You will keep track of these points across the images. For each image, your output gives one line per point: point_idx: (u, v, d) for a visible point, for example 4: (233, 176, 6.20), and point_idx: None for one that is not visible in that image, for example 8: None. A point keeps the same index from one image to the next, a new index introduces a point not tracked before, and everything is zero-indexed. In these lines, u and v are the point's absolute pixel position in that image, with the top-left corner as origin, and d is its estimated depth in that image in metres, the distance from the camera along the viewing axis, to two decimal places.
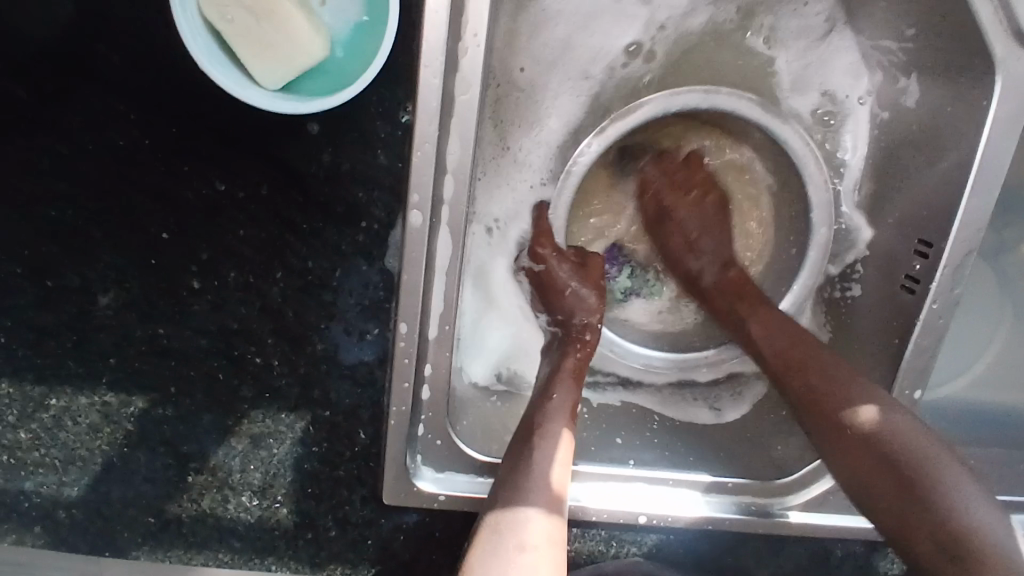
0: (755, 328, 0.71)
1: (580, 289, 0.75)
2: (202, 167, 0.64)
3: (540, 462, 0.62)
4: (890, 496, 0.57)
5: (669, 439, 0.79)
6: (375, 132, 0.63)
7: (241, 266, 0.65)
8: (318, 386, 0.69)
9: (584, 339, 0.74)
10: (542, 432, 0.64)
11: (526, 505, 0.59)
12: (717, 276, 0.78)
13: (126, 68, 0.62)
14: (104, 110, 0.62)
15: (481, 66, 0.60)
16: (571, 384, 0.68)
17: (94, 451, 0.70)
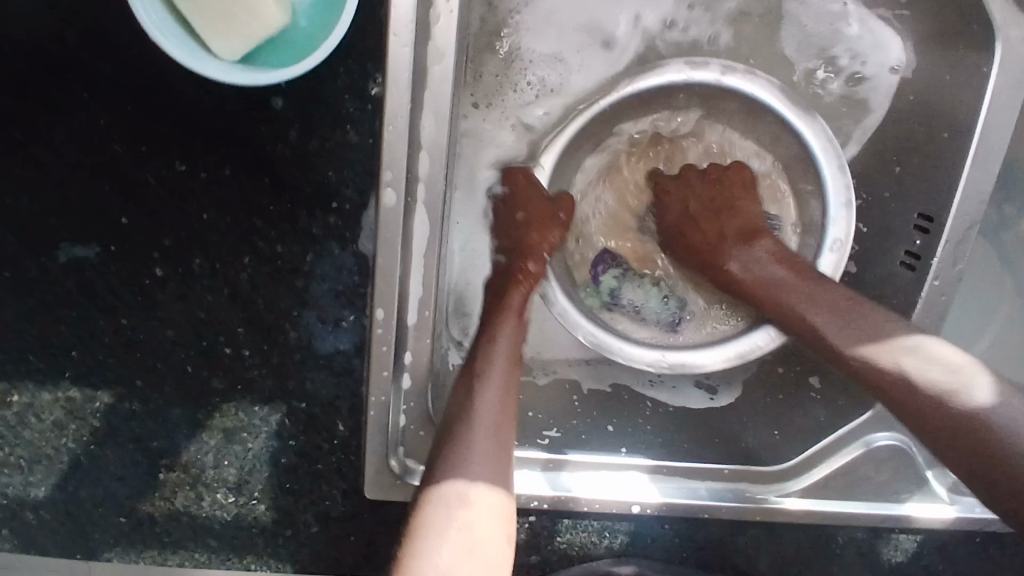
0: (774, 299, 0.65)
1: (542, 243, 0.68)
2: (162, 148, 0.60)
3: (481, 420, 0.55)
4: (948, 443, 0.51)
5: (663, 430, 0.77)
6: (344, 107, 0.59)
7: (206, 252, 0.62)
8: (293, 377, 0.66)
9: (526, 270, 0.66)
10: (479, 387, 0.57)
11: (470, 464, 0.52)
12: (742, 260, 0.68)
13: (78, 43, 0.58)
14: (56, 87, 0.59)
15: (455, 34, 0.56)
16: (513, 322, 0.62)
17: (61, 449, 0.67)
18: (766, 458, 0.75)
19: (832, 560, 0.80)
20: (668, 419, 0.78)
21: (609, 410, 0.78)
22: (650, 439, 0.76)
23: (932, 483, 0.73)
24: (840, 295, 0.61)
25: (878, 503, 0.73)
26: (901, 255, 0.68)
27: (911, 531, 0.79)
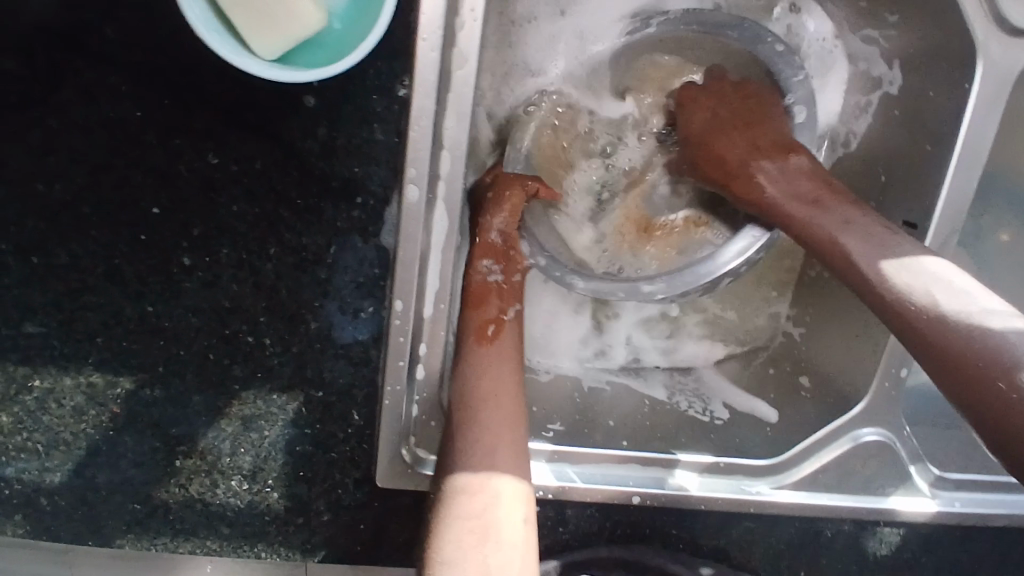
0: (790, 206, 0.65)
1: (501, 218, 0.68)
2: (195, 141, 0.63)
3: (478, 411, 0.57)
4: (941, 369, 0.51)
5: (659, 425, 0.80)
6: (372, 106, 0.62)
7: (233, 242, 0.64)
8: (312, 365, 0.68)
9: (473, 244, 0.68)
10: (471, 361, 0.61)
11: (468, 431, 0.56)
12: (777, 168, 0.68)
13: (118, 39, 0.60)
14: (94, 80, 0.61)
15: (479, 41, 0.60)
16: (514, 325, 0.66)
17: (78, 435, 0.69)
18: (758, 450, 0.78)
19: (820, 553, 0.84)
20: (665, 413, 0.81)
21: (609, 407, 0.81)
22: (648, 433, 0.79)
23: (915, 478, 0.77)
24: (875, 224, 0.60)
25: (862, 494, 0.76)
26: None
27: (897, 525, 0.83)
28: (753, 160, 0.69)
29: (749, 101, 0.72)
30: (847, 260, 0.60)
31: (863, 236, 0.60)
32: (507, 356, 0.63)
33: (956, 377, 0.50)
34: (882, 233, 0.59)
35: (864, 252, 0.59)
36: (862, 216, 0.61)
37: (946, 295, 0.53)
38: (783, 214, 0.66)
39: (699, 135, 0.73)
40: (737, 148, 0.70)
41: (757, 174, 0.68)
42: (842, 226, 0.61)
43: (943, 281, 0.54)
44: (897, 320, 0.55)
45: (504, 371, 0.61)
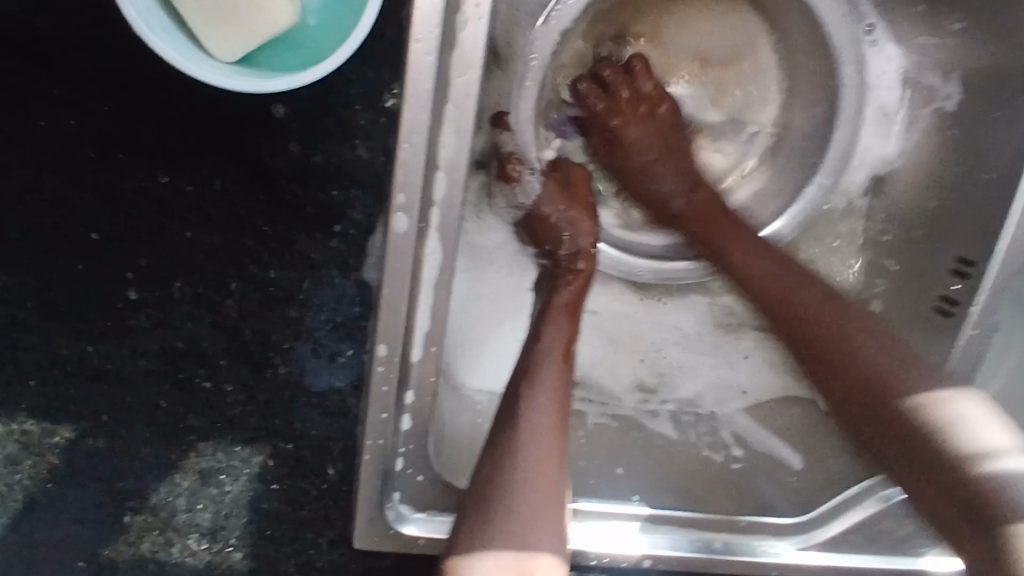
0: (696, 225, 0.65)
1: (568, 213, 0.65)
2: (143, 155, 0.53)
3: (533, 452, 0.52)
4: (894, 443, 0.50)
5: (670, 471, 0.69)
6: (355, 120, 0.53)
7: (189, 275, 0.55)
8: (281, 416, 0.59)
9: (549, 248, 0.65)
10: (530, 390, 0.55)
11: (516, 475, 0.51)
12: (686, 202, 0.66)
13: (54, 33, 0.51)
14: (26, 82, 0.51)
15: (484, 43, 0.50)
16: (565, 320, 0.60)
17: (14, 485, 0.58)
18: (782, 505, 0.68)
19: None
20: (677, 455, 0.70)
21: (615, 446, 0.70)
22: (661, 483, 0.68)
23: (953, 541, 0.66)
24: (768, 249, 0.61)
25: (897, 556, 0.66)
26: (936, 298, 0.60)
27: None
28: (674, 197, 0.66)
29: (663, 110, 0.67)
30: (770, 285, 0.59)
31: (774, 272, 0.59)
32: (570, 396, 0.57)
33: (943, 482, 0.47)
34: (788, 266, 0.59)
35: (768, 273, 0.59)
36: (771, 249, 0.61)
37: (969, 431, 0.47)
38: (689, 232, 0.65)
39: (617, 149, 0.68)
40: (664, 188, 0.67)
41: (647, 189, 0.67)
42: (730, 247, 0.62)
43: (975, 423, 0.48)
44: (800, 322, 0.56)
45: (565, 410, 0.55)
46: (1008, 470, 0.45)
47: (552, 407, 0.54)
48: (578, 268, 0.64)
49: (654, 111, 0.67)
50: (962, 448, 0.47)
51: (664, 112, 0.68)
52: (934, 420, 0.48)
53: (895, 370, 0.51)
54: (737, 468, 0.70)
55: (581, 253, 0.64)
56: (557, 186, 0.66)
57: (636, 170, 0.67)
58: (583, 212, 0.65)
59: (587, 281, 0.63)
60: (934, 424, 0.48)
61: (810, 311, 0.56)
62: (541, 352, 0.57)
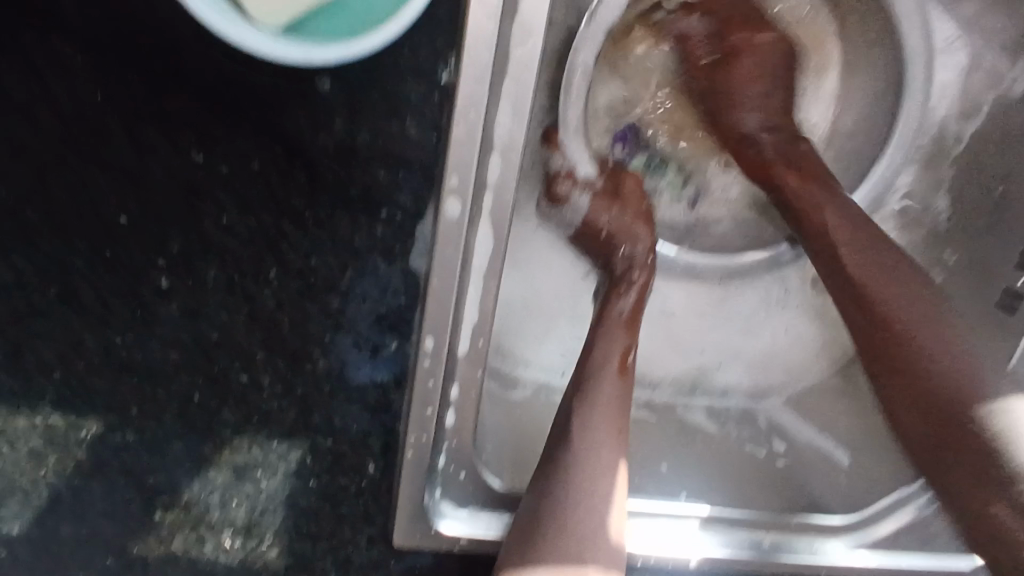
0: (789, 178, 0.61)
1: (619, 219, 0.61)
2: (172, 132, 0.49)
3: (590, 466, 0.50)
4: (926, 435, 0.50)
5: (717, 466, 0.65)
6: (404, 96, 0.49)
7: (224, 262, 0.51)
8: (319, 410, 0.56)
9: (612, 264, 0.62)
10: (583, 402, 0.53)
11: (567, 492, 0.49)
12: (777, 149, 0.63)
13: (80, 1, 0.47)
14: (47, 51, 0.47)
15: (547, 9, 0.46)
16: (623, 330, 0.58)
17: (38, 481, 0.55)
18: (832, 503, 0.64)
19: None
20: (722, 451, 0.67)
21: (657, 441, 0.66)
22: (708, 480, 0.64)
23: None
24: (856, 210, 0.58)
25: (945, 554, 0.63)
26: (999, 292, 0.60)
27: None
28: (759, 132, 0.65)
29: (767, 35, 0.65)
30: (921, 313, 0.52)
31: (868, 256, 0.55)
32: (626, 407, 0.54)
33: (976, 480, 0.48)
34: (876, 235, 0.56)
35: (856, 248, 0.55)
36: (870, 223, 0.57)
37: None
38: (774, 176, 0.62)
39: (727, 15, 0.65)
40: (752, 121, 0.65)
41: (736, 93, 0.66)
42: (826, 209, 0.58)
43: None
44: (888, 348, 0.52)
45: (622, 422, 0.52)
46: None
47: (610, 419, 0.52)
48: (634, 278, 0.61)
49: (732, 57, 0.66)
50: (1009, 457, 0.47)
51: (755, 91, 0.65)
52: (979, 418, 0.48)
53: (952, 349, 0.50)
54: (782, 465, 0.66)
55: (639, 262, 0.61)
56: (605, 196, 0.62)
57: (736, 98, 0.66)
58: (636, 219, 0.62)
59: (645, 290, 0.60)
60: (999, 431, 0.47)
61: (900, 307, 0.53)
62: (597, 362, 0.55)
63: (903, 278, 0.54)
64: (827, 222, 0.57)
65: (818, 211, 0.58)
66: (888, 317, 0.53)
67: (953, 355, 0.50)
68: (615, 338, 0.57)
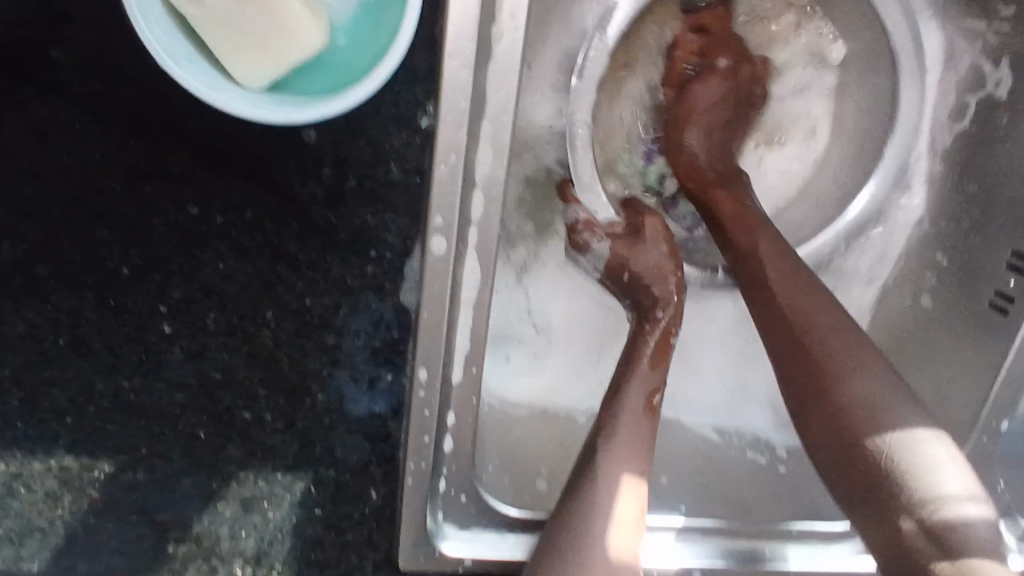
0: (726, 203, 0.58)
1: (638, 250, 0.59)
2: (171, 186, 0.52)
3: (612, 474, 0.52)
4: (844, 453, 0.49)
5: (716, 476, 0.67)
6: (388, 141, 0.52)
7: (223, 306, 0.54)
8: (321, 442, 0.57)
9: (646, 309, 0.59)
10: (606, 443, 0.53)
11: (586, 536, 0.50)
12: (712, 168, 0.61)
13: (87, 74, 0.51)
14: (56, 119, 0.51)
15: (521, 52, 0.48)
16: (659, 362, 0.57)
17: (54, 521, 0.56)
18: (832, 510, 0.65)
19: None
20: (720, 460, 0.68)
21: (657, 454, 0.67)
22: (708, 491, 0.65)
23: None
24: (785, 243, 0.56)
25: None
26: (991, 295, 0.58)
27: None
28: (705, 156, 0.61)
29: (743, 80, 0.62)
30: (848, 334, 0.51)
31: (797, 283, 0.53)
32: (651, 453, 0.54)
33: (884, 508, 0.47)
34: (799, 280, 0.54)
35: (781, 268, 0.54)
36: (795, 256, 0.55)
37: (947, 475, 0.47)
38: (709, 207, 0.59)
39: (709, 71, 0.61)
40: (695, 142, 0.61)
41: (686, 143, 0.62)
42: (763, 236, 0.56)
43: (940, 469, 0.47)
44: (816, 359, 0.51)
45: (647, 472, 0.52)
46: (965, 516, 0.46)
47: (640, 426, 0.54)
48: (658, 318, 0.58)
49: (715, 64, 0.61)
50: (918, 490, 0.46)
51: (693, 145, 0.61)
52: (906, 461, 0.47)
53: (865, 371, 0.50)
54: (782, 471, 0.67)
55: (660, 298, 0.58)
56: (626, 239, 0.60)
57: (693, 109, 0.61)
58: (668, 259, 0.59)
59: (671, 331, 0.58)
60: (908, 467, 0.47)
61: (823, 337, 0.51)
62: (622, 402, 0.54)
63: (814, 304, 0.53)
64: (758, 244, 0.56)
65: (760, 240, 0.56)
66: (808, 339, 0.51)
67: (885, 398, 0.49)
68: (643, 377, 0.56)
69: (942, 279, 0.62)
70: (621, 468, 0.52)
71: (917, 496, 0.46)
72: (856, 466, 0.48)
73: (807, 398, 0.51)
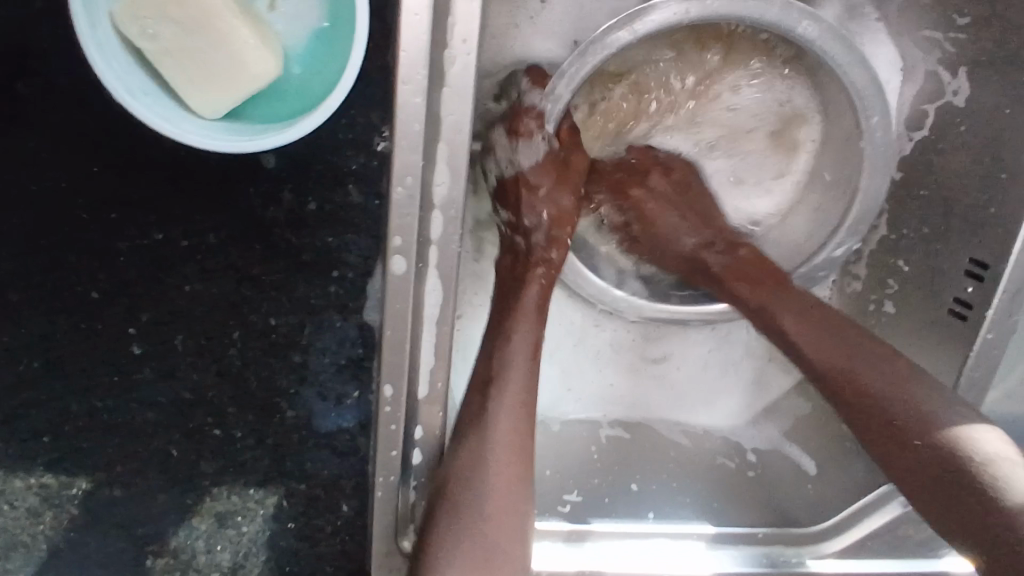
0: (755, 294, 0.57)
1: (552, 194, 0.58)
2: (135, 212, 0.54)
3: (489, 472, 0.49)
4: (926, 483, 0.47)
5: (689, 481, 0.68)
6: (347, 164, 0.54)
7: (191, 327, 0.56)
8: (292, 457, 0.59)
9: (546, 257, 0.57)
10: (485, 416, 0.51)
11: (470, 511, 0.48)
12: (723, 259, 0.61)
13: (52, 103, 0.52)
14: (26, 148, 0.53)
15: (473, 77, 0.49)
16: (534, 322, 0.55)
17: (37, 537, 0.58)
18: (799, 517, 0.65)
19: None
20: (690, 465, 0.69)
21: (627, 460, 0.69)
22: (678, 499, 0.66)
23: None
24: (808, 300, 0.56)
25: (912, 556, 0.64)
26: (950, 300, 0.60)
27: None
28: (704, 251, 0.62)
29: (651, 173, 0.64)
30: (897, 378, 0.50)
31: (829, 351, 0.53)
32: (532, 426, 0.52)
33: (961, 525, 0.45)
34: (848, 349, 0.52)
35: (818, 342, 0.54)
36: (817, 307, 0.56)
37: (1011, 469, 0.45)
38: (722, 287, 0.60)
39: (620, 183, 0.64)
40: (687, 241, 0.63)
41: (658, 221, 0.64)
42: (781, 302, 0.56)
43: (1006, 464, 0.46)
44: (854, 393, 0.51)
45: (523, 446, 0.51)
46: None
47: (514, 421, 0.51)
48: (548, 257, 0.57)
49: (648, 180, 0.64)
50: (1007, 482, 0.45)
51: (690, 247, 0.63)
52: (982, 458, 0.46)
53: (934, 408, 0.49)
54: (751, 476, 0.69)
55: (555, 241, 0.57)
56: (549, 166, 0.57)
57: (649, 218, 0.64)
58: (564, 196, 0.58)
59: (552, 277, 0.56)
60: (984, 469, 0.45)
61: (880, 383, 0.50)
62: (503, 371, 0.52)
63: (885, 360, 0.51)
64: (781, 315, 0.56)
65: (772, 301, 0.56)
66: (854, 388, 0.51)
67: (943, 416, 0.48)
68: (523, 337, 0.54)
69: (903, 284, 0.64)
70: (501, 437, 0.50)
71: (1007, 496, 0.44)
72: (937, 481, 0.47)
73: (880, 454, 0.50)
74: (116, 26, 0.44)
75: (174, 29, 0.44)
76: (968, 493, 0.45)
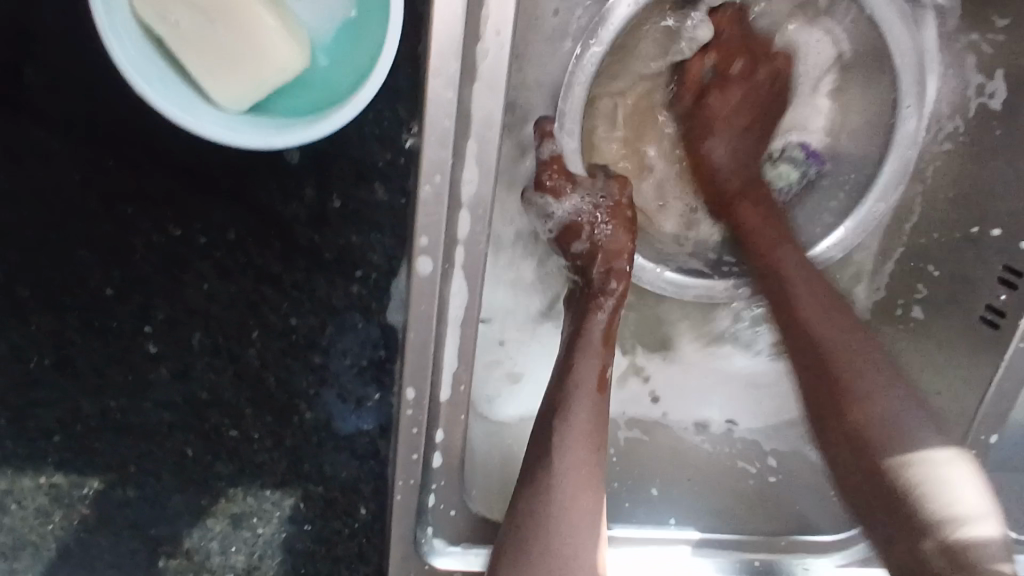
0: (749, 214, 0.63)
1: (605, 225, 0.59)
2: (152, 207, 0.53)
3: (562, 497, 0.51)
4: (879, 485, 0.55)
5: (710, 485, 0.65)
6: (373, 160, 0.52)
7: (209, 325, 0.54)
8: (309, 460, 0.57)
9: (607, 291, 0.57)
10: (562, 421, 0.53)
11: (552, 512, 0.50)
12: (737, 183, 0.64)
13: (66, 93, 0.50)
14: (37, 140, 0.51)
15: (506, 71, 0.47)
16: (600, 348, 0.56)
17: (46, 535, 0.56)
18: (820, 525, 0.63)
19: None
20: (712, 467, 0.66)
21: (646, 464, 0.65)
22: (699, 504, 0.63)
23: None
24: (817, 282, 0.61)
25: None
26: (981, 308, 0.59)
27: None
28: (723, 168, 0.64)
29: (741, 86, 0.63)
30: (847, 350, 0.58)
31: (823, 309, 0.60)
32: (603, 426, 0.54)
33: (898, 536, 0.54)
34: (835, 301, 0.61)
35: (838, 340, 0.59)
36: (823, 282, 0.61)
37: (947, 500, 0.53)
38: (757, 245, 0.63)
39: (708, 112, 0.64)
40: (720, 158, 0.64)
41: (708, 146, 0.65)
42: (789, 254, 0.62)
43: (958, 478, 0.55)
44: (832, 374, 0.58)
45: (599, 440, 0.53)
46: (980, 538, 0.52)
47: (585, 447, 0.52)
48: (611, 288, 0.57)
49: (729, 70, 0.63)
50: (937, 517, 0.53)
51: (715, 147, 0.64)
52: (908, 481, 0.54)
53: (900, 435, 0.56)
54: (772, 483, 0.66)
55: (613, 272, 0.58)
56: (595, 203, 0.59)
57: (710, 121, 0.64)
58: (622, 226, 0.59)
59: (623, 301, 0.57)
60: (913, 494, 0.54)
61: (840, 348, 0.59)
62: (576, 380, 0.54)
63: (831, 325, 0.60)
64: (788, 284, 0.61)
65: (776, 253, 0.62)
66: (831, 356, 0.59)
67: (909, 421, 0.56)
68: (593, 357, 0.55)
69: (934, 291, 0.63)
70: (577, 438, 0.52)
71: (936, 531, 0.53)
72: (881, 482, 0.55)
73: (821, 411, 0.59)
74: (136, 9, 0.42)
75: (194, 15, 0.43)
76: (903, 511, 0.54)
